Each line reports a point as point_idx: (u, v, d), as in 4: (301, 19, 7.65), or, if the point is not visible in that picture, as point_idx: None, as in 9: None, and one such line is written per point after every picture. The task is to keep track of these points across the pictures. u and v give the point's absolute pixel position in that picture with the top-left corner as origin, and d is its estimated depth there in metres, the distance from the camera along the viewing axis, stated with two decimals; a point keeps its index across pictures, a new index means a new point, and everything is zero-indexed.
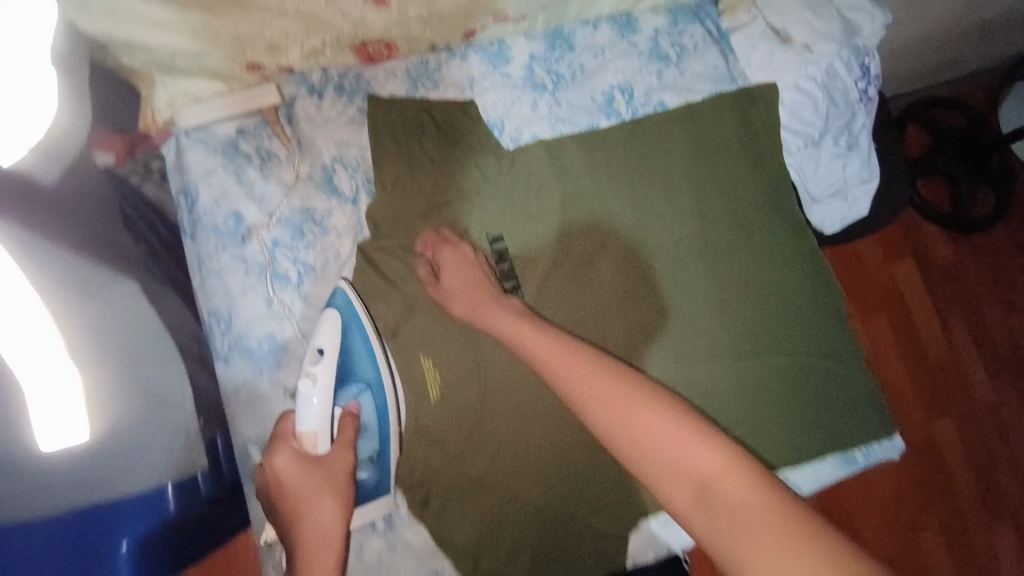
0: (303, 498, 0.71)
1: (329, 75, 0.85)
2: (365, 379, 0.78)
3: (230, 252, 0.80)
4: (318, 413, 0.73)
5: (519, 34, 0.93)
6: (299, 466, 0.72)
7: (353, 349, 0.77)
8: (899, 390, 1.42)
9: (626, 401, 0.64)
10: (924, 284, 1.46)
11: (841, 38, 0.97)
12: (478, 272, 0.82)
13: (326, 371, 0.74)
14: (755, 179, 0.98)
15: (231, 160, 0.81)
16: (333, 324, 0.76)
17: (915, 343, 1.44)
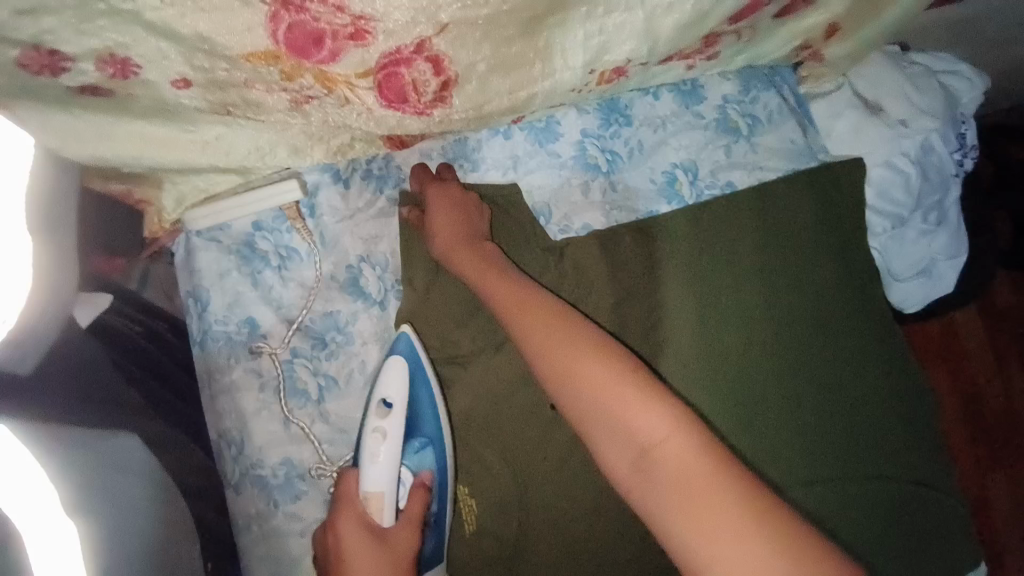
0: (358, 575, 0.60)
1: (356, 162, 0.75)
2: (429, 435, 0.69)
3: (243, 364, 0.71)
4: (386, 467, 0.65)
5: (570, 107, 0.81)
6: (359, 536, 0.62)
7: (422, 406, 0.69)
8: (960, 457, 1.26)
9: (577, 351, 0.59)
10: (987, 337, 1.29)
11: (941, 111, 0.88)
12: (463, 221, 0.72)
13: (395, 425, 0.66)
14: (835, 271, 0.85)
15: (246, 260, 0.72)
16: (402, 376, 0.68)
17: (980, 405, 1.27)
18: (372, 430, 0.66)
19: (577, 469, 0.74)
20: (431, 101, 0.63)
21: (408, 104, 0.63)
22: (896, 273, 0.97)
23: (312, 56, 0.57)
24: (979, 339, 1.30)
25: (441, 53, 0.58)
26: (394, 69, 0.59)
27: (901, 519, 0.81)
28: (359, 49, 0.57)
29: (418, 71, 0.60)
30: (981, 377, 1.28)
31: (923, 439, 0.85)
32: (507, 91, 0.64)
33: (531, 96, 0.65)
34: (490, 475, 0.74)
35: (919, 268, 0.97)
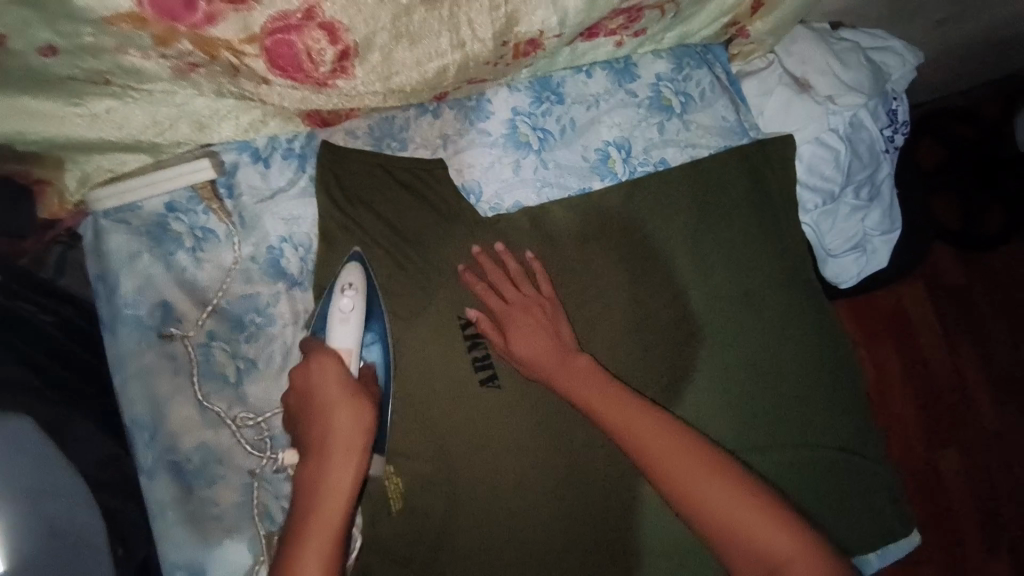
0: (334, 398, 0.63)
1: (275, 140, 0.73)
2: (377, 334, 0.72)
3: (156, 349, 0.69)
4: (350, 332, 0.69)
5: (500, 85, 0.81)
6: (337, 368, 0.65)
7: (375, 304, 0.72)
8: (900, 420, 1.31)
9: (705, 482, 0.65)
10: (932, 309, 1.35)
11: (869, 86, 0.88)
12: (547, 322, 0.75)
13: (356, 306, 0.69)
14: (763, 248, 0.86)
15: (158, 242, 0.70)
16: (359, 270, 0.72)
17: (921, 371, 1.33)
18: (336, 304, 0.69)
19: (504, 447, 0.74)
20: (331, 71, 0.60)
21: (308, 75, 0.59)
22: (829, 248, 0.98)
23: (185, 19, 0.53)
24: (925, 311, 1.35)
25: (332, 18, 0.55)
26: (283, 35, 0.56)
27: (827, 485, 0.81)
28: (238, 12, 0.53)
29: (311, 39, 0.56)
30: (926, 352, 1.34)
31: (853, 410, 0.85)
32: (414, 64, 0.61)
33: (439, 70, 0.62)
34: (416, 455, 0.74)
35: (852, 244, 0.98)
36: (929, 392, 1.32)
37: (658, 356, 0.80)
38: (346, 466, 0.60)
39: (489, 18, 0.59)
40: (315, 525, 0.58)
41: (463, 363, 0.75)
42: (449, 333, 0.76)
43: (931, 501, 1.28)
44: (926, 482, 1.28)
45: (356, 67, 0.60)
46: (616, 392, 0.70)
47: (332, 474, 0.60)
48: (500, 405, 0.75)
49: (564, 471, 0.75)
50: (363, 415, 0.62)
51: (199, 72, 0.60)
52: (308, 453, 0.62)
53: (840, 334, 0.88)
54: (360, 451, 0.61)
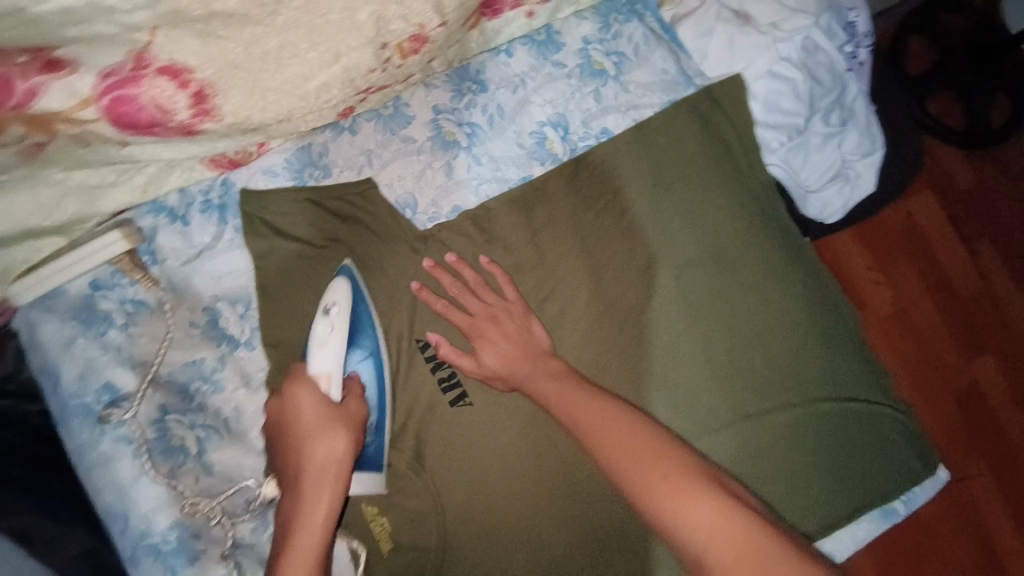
0: (308, 432, 0.62)
1: (187, 194, 0.70)
2: (369, 348, 0.68)
3: (109, 435, 0.66)
4: (332, 354, 0.64)
5: (416, 84, 0.76)
6: (311, 396, 0.63)
7: (362, 314, 0.68)
8: (930, 339, 1.22)
9: (621, 440, 0.58)
10: (944, 217, 1.27)
11: (814, 5, 0.80)
12: (515, 325, 0.70)
13: (337, 326, 0.65)
14: (727, 199, 0.79)
15: (89, 325, 0.67)
16: (344, 287, 0.68)
17: (943, 283, 1.25)
18: (315, 328, 0.65)
19: (491, 463, 0.71)
20: (194, 117, 0.57)
21: (169, 126, 0.56)
22: (809, 185, 0.90)
23: (5, 103, 0.50)
24: (936, 222, 1.26)
25: (169, 59, 0.53)
26: (120, 90, 0.53)
27: (835, 440, 0.75)
28: (60, 80, 0.51)
29: (153, 86, 0.53)
30: (946, 263, 1.25)
31: (856, 353, 0.79)
32: (289, 87, 0.58)
33: (317, 88, 0.59)
34: (399, 490, 0.70)
35: (831, 175, 0.90)
36: (957, 304, 1.24)
37: (631, 336, 0.75)
38: (320, 504, 0.58)
39: (352, 24, 0.56)
40: (290, 569, 0.55)
41: (430, 386, 0.72)
42: (410, 358, 0.72)
43: (976, 418, 1.20)
44: (967, 400, 1.20)
45: (219, 106, 0.57)
46: (575, 385, 0.65)
47: (307, 517, 0.58)
48: (475, 421, 0.71)
49: (556, 475, 0.71)
50: (339, 442, 0.61)
51: (48, 151, 0.57)
52: (287, 486, 0.61)
53: (826, 278, 0.81)
54: (338, 480, 0.60)
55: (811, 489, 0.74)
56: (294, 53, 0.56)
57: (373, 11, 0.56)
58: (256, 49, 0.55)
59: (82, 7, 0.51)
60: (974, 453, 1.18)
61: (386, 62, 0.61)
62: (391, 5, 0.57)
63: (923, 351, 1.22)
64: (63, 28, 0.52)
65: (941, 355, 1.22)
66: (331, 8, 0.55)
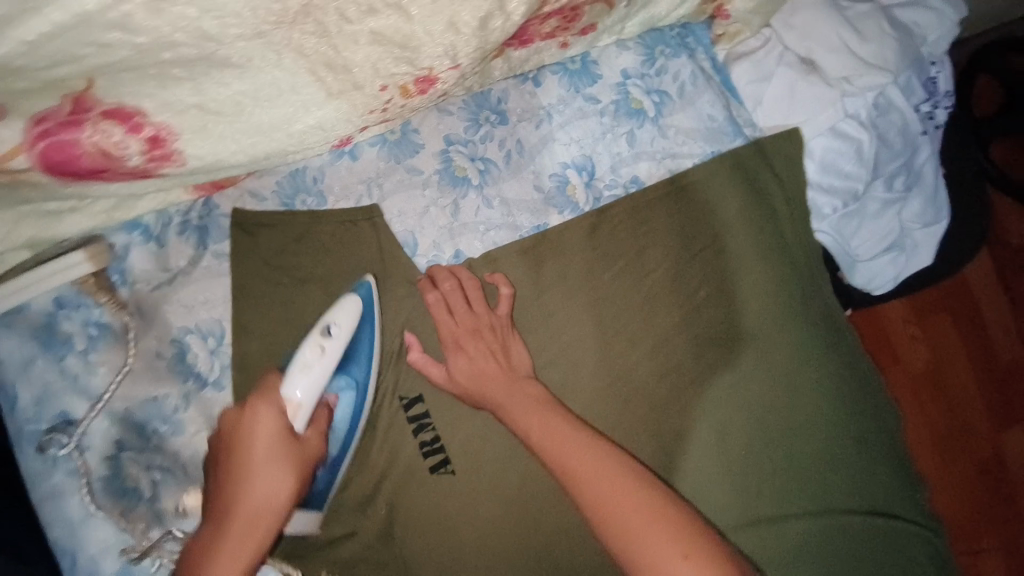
0: (254, 464, 0.56)
1: (167, 214, 0.65)
2: (357, 379, 0.63)
3: (63, 467, 0.61)
4: (312, 382, 0.59)
5: (428, 109, 0.68)
6: (274, 422, 0.58)
7: (363, 344, 0.63)
8: (960, 406, 1.08)
9: (642, 519, 0.53)
10: (998, 275, 1.11)
11: (893, 61, 0.70)
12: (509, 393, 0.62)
13: (329, 353, 0.60)
14: (766, 273, 0.71)
15: (49, 347, 0.62)
16: (354, 310, 0.62)
17: (984, 348, 1.09)
18: (309, 345, 0.60)
19: (467, 538, 0.64)
20: (150, 162, 0.51)
21: (120, 171, 0.51)
22: (861, 254, 0.80)
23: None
24: (989, 283, 1.11)
25: (117, 102, 0.48)
26: (58, 136, 0.48)
27: (857, 559, 0.66)
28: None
29: (97, 131, 0.48)
30: (991, 327, 1.10)
31: (885, 458, 0.71)
32: (269, 132, 0.52)
33: (300, 132, 0.53)
34: (364, 560, 0.64)
35: (886, 244, 0.80)
36: (996, 371, 1.09)
37: (639, 414, 0.67)
38: (240, 556, 0.54)
39: (344, 68, 0.50)
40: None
41: (410, 447, 0.65)
42: (392, 415, 0.66)
43: (998, 497, 1.06)
44: (989, 475, 1.06)
45: (181, 150, 0.51)
46: (588, 434, 0.59)
47: (223, 553, 0.54)
48: (455, 494, 0.65)
49: (534, 559, 0.64)
50: (285, 486, 0.57)
51: None
52: (209, 519, 0.56)
53: (865, 372, 0.74)
54: (269, 527, 0.56)
55: None
56: (274, 95, 0.50)
57: (370, 54, 0.50)
58: (227, 89, 0.49)
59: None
60: (989, 534, 1.05)
61: (387, 104, 0.54)
62: (393, 48, 0.50)
63: (947, 421, 1.08)
64: None
65: (968, 424, 1.08)
66: (318, 46, 0.49)
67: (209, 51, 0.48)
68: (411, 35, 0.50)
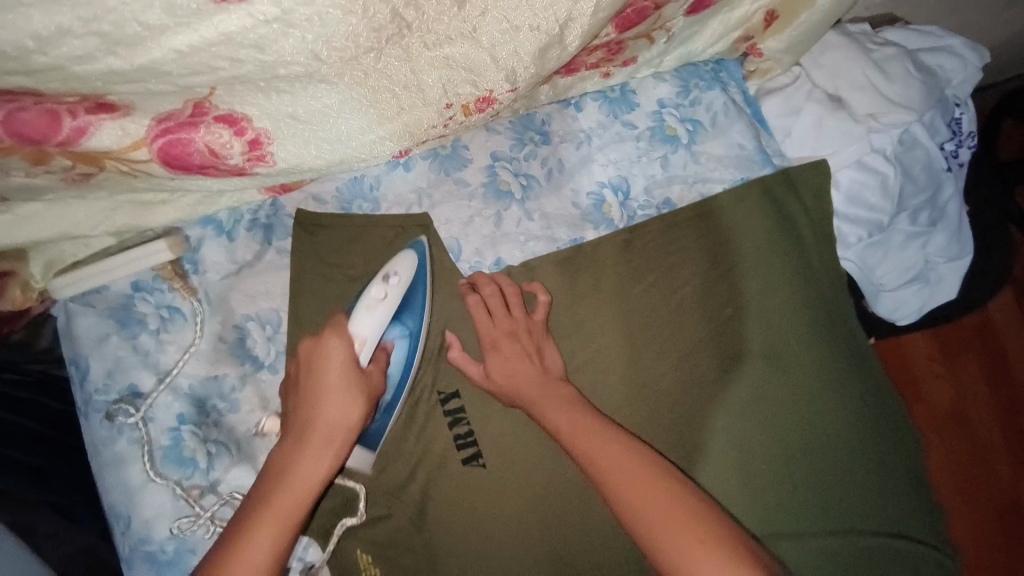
0: (328, 389, 0.60)
1: (238, 211, 0.71)
2: (409, 328, 0.67)
3: (127, 436, 0.67)
4: (376, 321, 0.62)
5: (478, 127, 0.74)
6: (344, 353, 0.61)
7: (415, 299, 0.67)
8: (981, 444, 1.08)
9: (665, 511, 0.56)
10: (1023, 317, 1.12)
11: (919, 100, 0.74)
12: (544, 389, 0.66)
13: (391, 296, 0.64)
14: (791, 295, 0.74)
15: (124, 326, 0.68)
16: (410, 262, 0.67)
17: (1007, 387, 1.10)
18: (371, 289, 0.63)
19: (495, 529, 0.68)
20: (247, 161, 0.58)
21: (222, 168, 0.58)
22: (884, 284, 0.83)
23: (53, 138, 0.51)
24: (1014, 324, 1.12)
25: (228, 109, 0.54)
26: (175, 134, 0.54)
27: None
28: (114, 121, 0.52)
29: (209, 132, 0.55)
30: (1014, 367, 1.10)
31: (903, 482, 0.73)
32: (343, 139, 0.59)
33: (372, 142, 0.59)
34: (396, 544, 0.68)
35: (910, 276, 0.83)
36: (1017, 412, 1.09)
37: (663, 421, 0.70)
38: (314, 475, 0.57)
39: (417, 86, 0.56)
40: (264, 522, 0.54)
41: (444, 440, 0.69)
42: (430, 409, 0.70)
43: (1020, 539, 1.05)
44: (1010, 515, 1.05)
45: (273, 153, 0.58)
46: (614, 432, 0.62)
47: (301, 474, 0.57)
48: (484, 486, 0.68)
49: (558, 553, 0.67)
50: (354, 409, 0.60)
51: (96, 179, 0.58)
52: (287, 439, 0.59)
53: (886, 395, 0.76)
54: (340, 447, 0.59)
55: None
56: (353, 108, 0.56)
57: (441, 75, 0.56)
58: (318, 103, 0.55)
59: (132, 69, 0.48)
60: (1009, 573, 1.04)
61: (450, 119, 0.60)
62: (460, 70, 0.56)
63: (970, 457, 1.08)
64: (116, 83, 0.49)
65: (989, 462, 1.07)
66: (399, 69, 0.55)
67: (314, 70, 0.52)
68: (480, 61, 0.56)
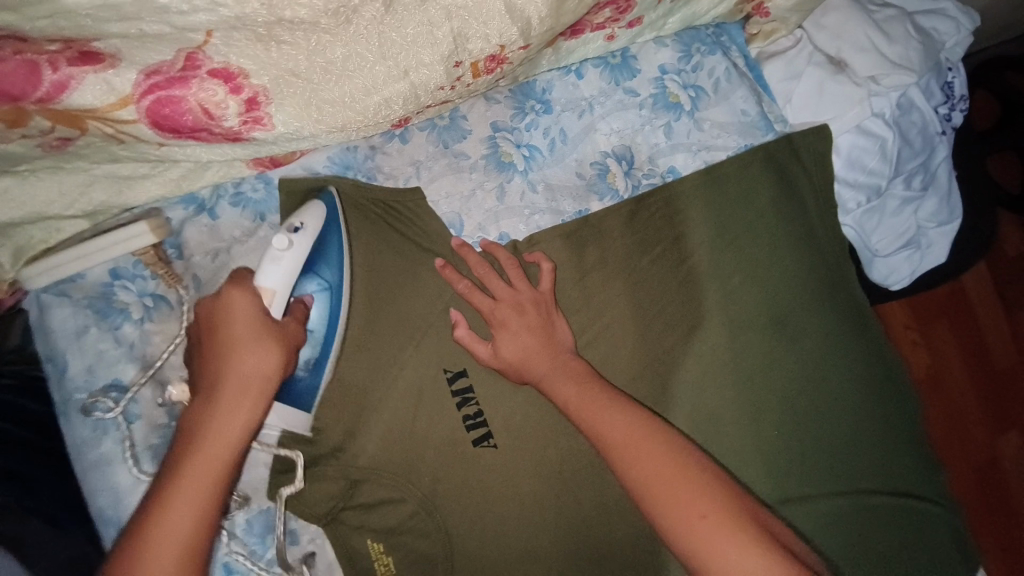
0: (238, 340, 0.57)
1: (222, 187, 0.67)
2: (329, 281, 0.64)
3: (113, 436, 0.62)
4: (284, 271, 0.60)
5: (476, 96, 0.71)
6: (248, 303, 0.58)
7: (331, 245, 0.64)
8: (956, 407, 1.10)
9: (665, 470, 0.55)
10: (992, 283, 1.13)
11: (918, 62, 0.74)
12: (553, 365, 0.64)
13: (298, 248, 0.61)
14: (796, 261, 0.73)
15: (103, 317, 0.64)
16: (319, 211, 0.64)
17: (979, 352, 1.11)
18: (275, 239, 0.61)
19: (506, 511, 0.66)
20: (244, 124, 0.55)
21: (214, 132, 0.55)
22: (879, 249, 0.83)
23: (31, 94, 0.48)
24: (984, 292, 1.13)
25: (224, 62, 0.51)
26: (166, 90, 0.51)
27: (886, 536, 0.69)
28: (98, 73, 0.49)
29: (202, 89, 0.51)
30: (986, 332, 1.12)
31: (912, 444, 0.73)
32: (348, 101, 0.57)
33: (378, 104, 0.57)
34: (409, 529, 0.66)
35: (905, 242, 0.83)
36: (988, 374, 1.11)
37: (674, 394, 0.69)
38: (237, 418, 0.55)
39: (429, 39, 0.54)
40: (190, 483, 0.52)
41: (453, 420, 0.67)
42: (436, 388, 0.67)
43: (993, 493, 1.07)
44: (983, 473, 1.08)
45: (271, 115, 0.55)
46: (618, 401, 0.60)
47: (218, 407, 0.55)
48: (496, 467, 0.66)
49: (575, 531, 0.66)
50: (271, 358, 0.57)
51: (76, 145, 0.54)
52: (196, 395, 0.56)
53: (890, 357, 0.76)
54: (260, 395, 0.56)
55: None
56: (361, 65, 0.54)
57: (454, 27, 0.54)
58: (320, 58, 0.53)
59: (128, 3, 0.47)
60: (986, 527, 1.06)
61: (457, 80, 0.58)
62: (474, 23, 0.54)
63: (947, 420, 1.10)
64: (105, 21, 0.48)
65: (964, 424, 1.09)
66: (409, 20, 0.53)
67: (318, 22, 0.51)
68: (494, 12, 0.54)
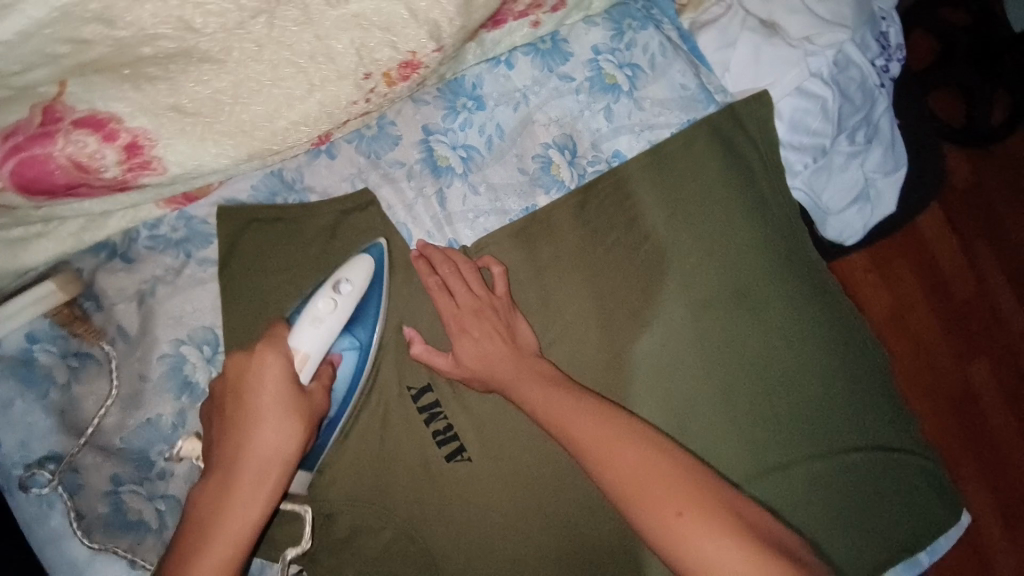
0: (262, 413, 0.53)
1: (132, 231, 0.62)
2: (360, 342, 0.62)
3: (60, 509, 0.57)
4: (322, 335, 0.58)
5: (403, 100, 0.67)
6: (281, 369, 0.56)
7: (369, 307, 0.62)
8: (922, 342, 1.11)
9: (637, 468, 0.54)
10: (945, 220, 1.15)
11: (851, 17, 0.72)
12: (517, 371, 0.62)
13: (341, 309, 0.59)
14: (751, 236, 0.72)
15: (29, 384, 0.59)
16: (365, 269, 0.62)
17: (938, 287, 1.13)
18: (320, 299, 0.59)
19: (488, 524, 0.63)
20: (128, 172, 0.52)
21: (95, 185, 0.52)
22: (831, 207, 0.81)
23: None
24: (939, 230, 1.14)
25: (89, 109, 0.49)
26: (27, 150, 0.48)
27: (863, 490, 0.70)
28: None
29: (69, 142, 0.49)
30: (944, 267, 1.13)
31: (884, 399, 0.73)
32: (245, 133, 0.54)
33: (284, 128, 0.55)
34: (391, 555, 0.64)
35: (855, 196, 0.81)
36: (949, 306, 1.13)
37: (645, 382, 0.68)
38: (255, 500, 0.51)
39: (327, 54, 0.53)
40: (198, 573, 0.48)
41: (423, 436, 0.65)
42: (401, 406, 0.65)
43: (966, 421, 1.09)
44: (955, 403, 1.10)
45: (159, 158, 0.52)
46: (581, 403, 0.59)
47: (235, 495, 0.51)
48: (472, 480, 0.64)
49: (560, 533, 0.64)
50: (294, 438, 0.53)
51: None
52: (215, 472, 0.52)
53: (853, 316, 0.76)
54: (279, 479, 0.52)
55: (846, 538, 0.68)
56: (256, 90, 0.52)
57: (354, 38, 0.53)
58: (205, 87, 0.51)
59: None
60: (962, 454, 1.08)
61: (370, 92, 0.56)
62: (376, 31, 0.53)
63: (916, 358, 1.11)
64: None
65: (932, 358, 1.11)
66: (299, 37, 0.52)
67: (188, 43, 0.50)
68: (396, 16, 0.53)
